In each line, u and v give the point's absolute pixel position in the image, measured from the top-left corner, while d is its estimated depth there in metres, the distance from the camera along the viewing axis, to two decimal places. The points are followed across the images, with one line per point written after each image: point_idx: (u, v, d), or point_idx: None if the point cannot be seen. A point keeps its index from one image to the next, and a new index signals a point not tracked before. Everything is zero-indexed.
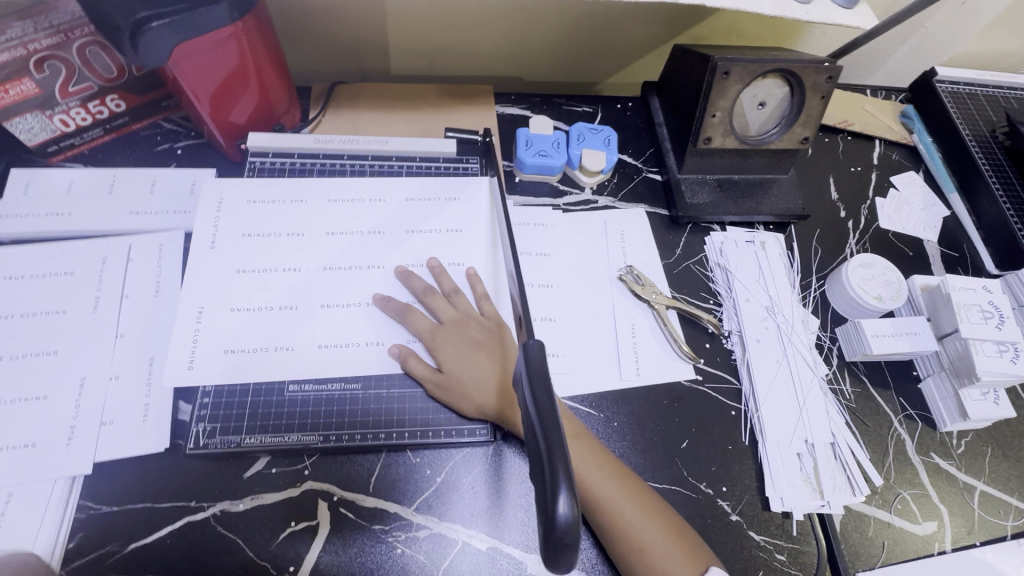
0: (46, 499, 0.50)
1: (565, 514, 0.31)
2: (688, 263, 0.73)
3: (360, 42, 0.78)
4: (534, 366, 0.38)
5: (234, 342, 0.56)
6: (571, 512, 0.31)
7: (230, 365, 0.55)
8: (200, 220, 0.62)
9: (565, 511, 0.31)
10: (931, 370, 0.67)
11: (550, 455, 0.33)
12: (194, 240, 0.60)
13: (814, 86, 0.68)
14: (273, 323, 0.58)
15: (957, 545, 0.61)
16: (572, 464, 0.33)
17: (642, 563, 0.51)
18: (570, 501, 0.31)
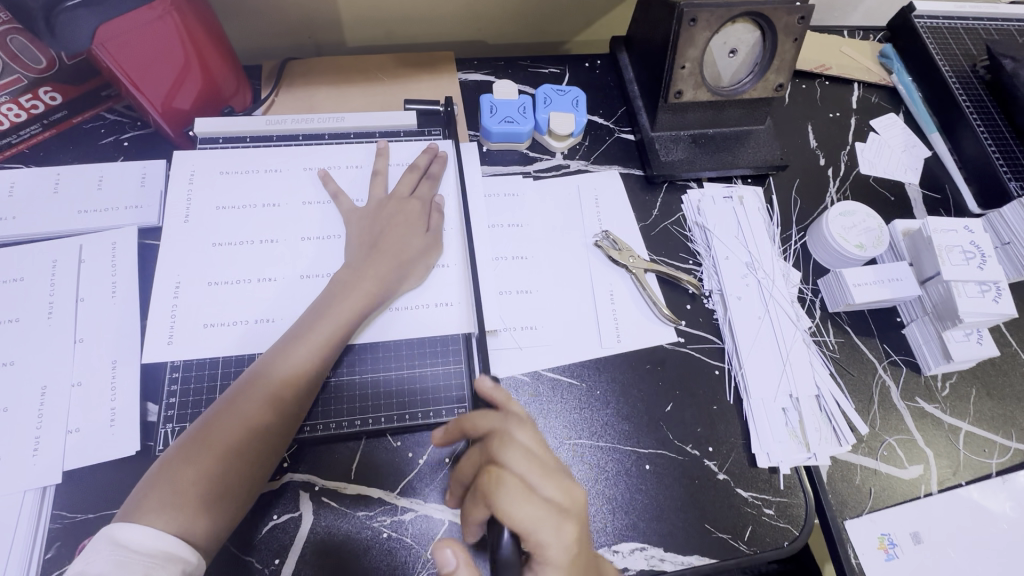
0: (16, 512, 0.48)
1: None
2: (666, 224, 0.71)
3: (308, 13, 0.73)
4: None
5: (214, 317, 0.56)
6: None
7: (209, 339, 0.55)
8: (172, 198, 0.61)
9: None
10: (914, 316, 0.66)
11: None
12: (168, 216, 0.60)
13: (786, 29, 0.65)
14: (252, 295, 0.57)
15: (944, 486, 0.61)
16: None
17: None
18: None
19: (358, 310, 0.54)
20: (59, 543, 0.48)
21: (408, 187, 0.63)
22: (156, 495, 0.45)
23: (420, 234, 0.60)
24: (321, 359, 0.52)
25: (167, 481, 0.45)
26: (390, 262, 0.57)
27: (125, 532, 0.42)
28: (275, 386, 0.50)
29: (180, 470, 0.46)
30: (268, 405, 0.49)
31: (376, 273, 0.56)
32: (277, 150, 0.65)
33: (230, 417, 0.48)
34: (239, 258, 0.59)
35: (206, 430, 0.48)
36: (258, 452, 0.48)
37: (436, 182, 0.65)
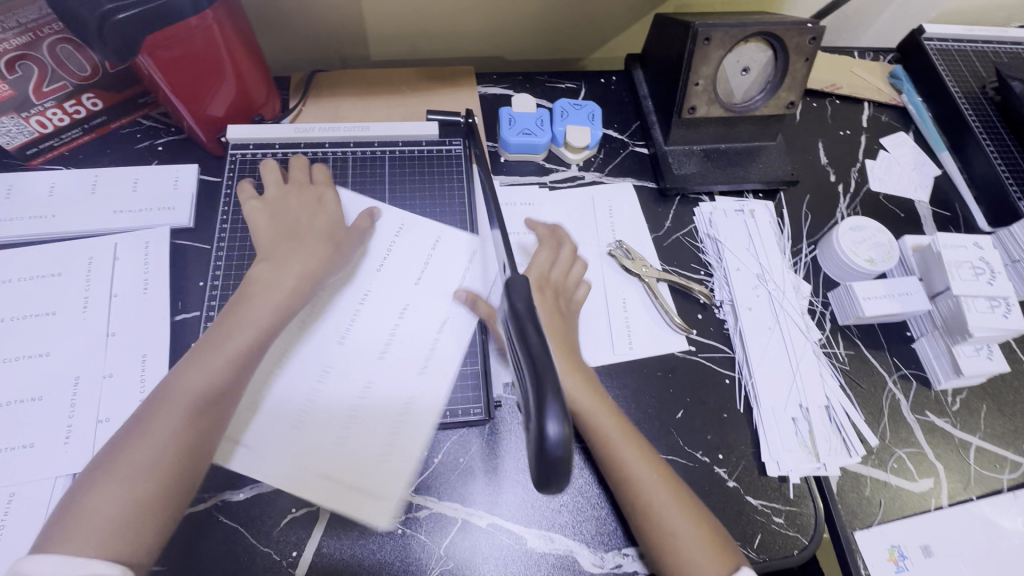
0: (46, 498, 0.50)
1: (556, 433, 0.33)
2: (678, 235, 0.73)
3: (336, 28, 0.77)
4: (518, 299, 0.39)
5: None
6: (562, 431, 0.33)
7: None
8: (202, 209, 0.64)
9: (555, 431, 0.33)
10: (924, 330, 0.67)
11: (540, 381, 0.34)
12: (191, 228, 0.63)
13: (798, 48, 0.67)
14: None
15: (954, 500, 0.61)
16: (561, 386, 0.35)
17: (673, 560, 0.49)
18: (561, 425, 0.33)
19: (245, 320, 0.52)
20: None
21: (392, 196, 0.66)
22: (65, 525, 0.43)
23: (395, 242, 0.63)
24: (182, 371, 0.49)
25: (82, 504, 0.44)
26: (320, 266, 0.57)
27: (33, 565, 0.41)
28: (185, 398, 0.48)
29: (95, 494, 0.44)
30: (168, 418, 0.47)
31: (275, 281, 0.55)
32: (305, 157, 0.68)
33: (143, 431, 0.47)
34: None
35: (119, 451, 0.46)
36: (176, 466, 0.46)
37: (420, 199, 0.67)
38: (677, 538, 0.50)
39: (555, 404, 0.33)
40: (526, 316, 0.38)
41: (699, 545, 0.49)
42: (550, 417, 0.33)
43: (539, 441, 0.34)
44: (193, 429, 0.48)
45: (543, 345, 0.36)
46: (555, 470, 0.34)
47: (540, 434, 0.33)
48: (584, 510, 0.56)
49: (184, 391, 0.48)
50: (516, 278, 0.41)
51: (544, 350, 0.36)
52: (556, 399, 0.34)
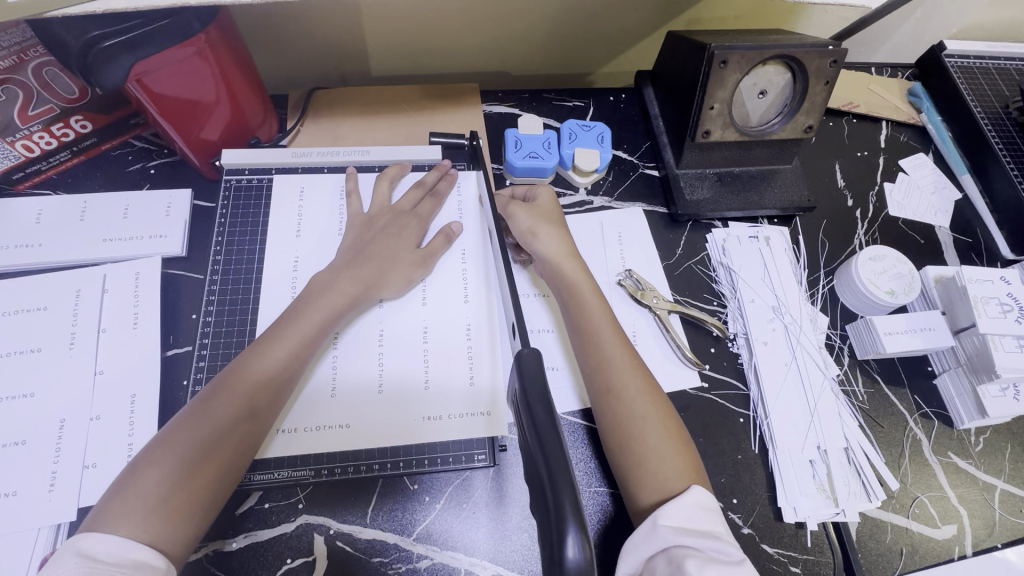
0: (28, 550, 0.48)
1: (576, 557, 0.30)
2: (690, 264, 0.70)
3: (336, 45, 0.74)
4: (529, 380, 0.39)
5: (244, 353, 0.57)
6: (583, 556, 0.31)
7: None
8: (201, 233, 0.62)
9: (575, 553, 0.30)
10: (947, 366, 0.64)
11: (556, 490, 0.33)
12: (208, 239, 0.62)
13: (818, 72, 0.64)
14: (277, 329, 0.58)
15: (978, 548, 0.58)
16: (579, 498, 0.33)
17: (635, 442, 0.51)
18: (581, 545, 0.31)
19: (328, 313, 0.55)
20: None
21: (410, 203, 0.64)
22: (115, 504, 0.43)
23: (408, 251, 0.60)
24: (272, 364, 0.51)
25: (133, 483, 0.44)
26: (372, 269, 0.58)
27: (92, 543, 0.41)
28: (246, 385, 0.50)
29: (144, 471, 0.45)
30: (230, 406, 0.48)
31: (354, 276, 0.57)
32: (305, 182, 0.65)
33: (199, 415, 0.47)
34: (265, 294, 0.60)
35: (175, 433, 0.47)
36: (226, 449, 0.47)
37: (439, 200, 0.65)
38: (643, 425, 0.52)
39: (575, 525, 0.31)
40: (540, 404, 0.37)
41: (663, 446, 0.51)
42: (567, 537, 0.31)
43: (557, 564, 0.31)
44: (247, 419, 0.49)
45: (558, 443, 0.35)
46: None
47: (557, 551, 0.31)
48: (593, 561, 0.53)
49: (247, 381, 0.50)
50: (527, 354, 0.40)
51: (555, 448, 0.34)
52: (574, 512, 0.31)
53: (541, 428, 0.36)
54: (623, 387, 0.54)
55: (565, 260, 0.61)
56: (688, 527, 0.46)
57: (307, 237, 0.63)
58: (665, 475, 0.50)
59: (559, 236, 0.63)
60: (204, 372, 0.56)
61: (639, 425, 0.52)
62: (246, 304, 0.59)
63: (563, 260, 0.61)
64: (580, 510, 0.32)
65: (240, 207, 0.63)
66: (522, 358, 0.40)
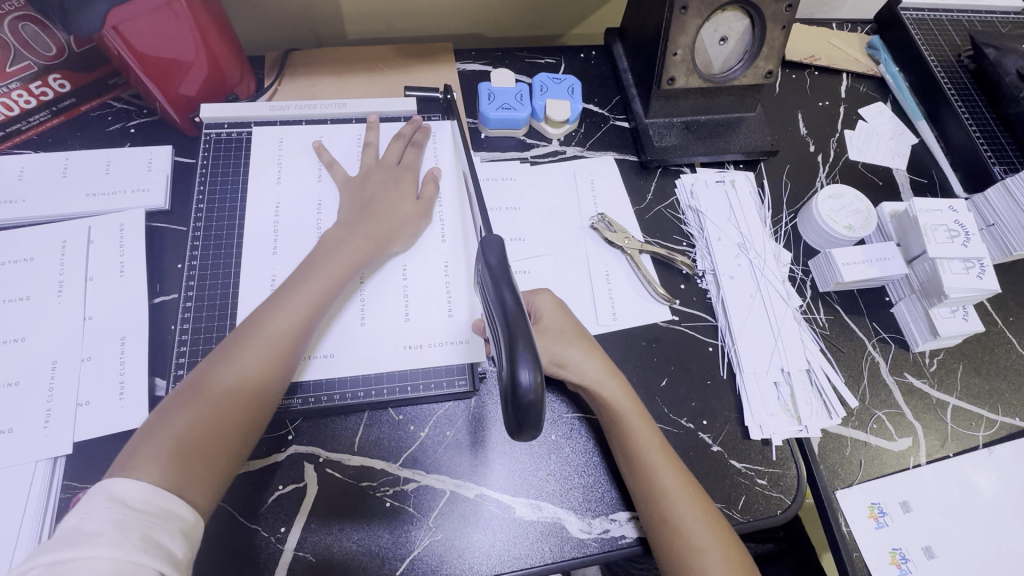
0: (28, 483, 0.50)
1: (528, 382, 0.36)
2: (660, 208, 0.73)
3: (310, 7, 0.75)
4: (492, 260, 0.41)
5: (230, 295, 0.59)
6: (534, 380, 0.36)
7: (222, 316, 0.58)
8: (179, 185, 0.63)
9: (528, 379, 0.36)
10: (902, 294, 0.68)
11: (512, 336, 0.37)
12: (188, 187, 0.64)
13: (774, 17, 0.67)
14: (260, 270, 0.60)
15: (932, 458, 0.63)
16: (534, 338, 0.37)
17: (685, 550, 0.51)
18: (532, 373, 0.36)
19: (345, 269, 0.56)
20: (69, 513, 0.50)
21: (396, 154, 0.66)
22: (144, 449, 0.44)
23: (403, 194, 0.63)
24: (293, 320, 0.52)
25: (153, 442, 0.45)
26: (381, 224, 0.60)
27: (122, 489, 0.41)
28: (267, 340, 0.50)
29: (172, 419, 0.46)
30: (248, 367, 0.49)
31: (367, 232, 0.59)
32: (284, 136, 0.67)
33: (211, 382, 0.48)
34: (250, 240, 0.61)
35: (200, 382, 0.48)
36: (250, 401, 0.48)
37: (418, 148, 0.67)
38: (691, 534, 0.51)
39: (528, 355, 0.36)
40: (499, 272, 0.40)
41: (702, 530, 0.52)
42: (523, 365, 0.36)
43: (513, 388, 0.36)
44: (263, 377, 0.49)
45: (519, 304, 0.38)
46: (527, 414, 0.37)
47: (512, 382, 0.36)
48: (571, 478, 0.56)
49: (258, 348, 0.50)
50: (490, 237, 0.42)
51: (516, 308, 0.38)
52: (529, 350, 0.36)
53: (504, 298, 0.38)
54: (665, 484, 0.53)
55: (603, 380, 0.57)
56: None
57: (288, 186, 0.65)
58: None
59: (591, 353, 0.58)
60: (190, 316, 0.58)
61: (690, 529, 0.51)
62: (229, 251, 0.61)
63: (600, 381, 0.57)
64: (533, 344, 0.37)
65: (221, 160, 0.65)
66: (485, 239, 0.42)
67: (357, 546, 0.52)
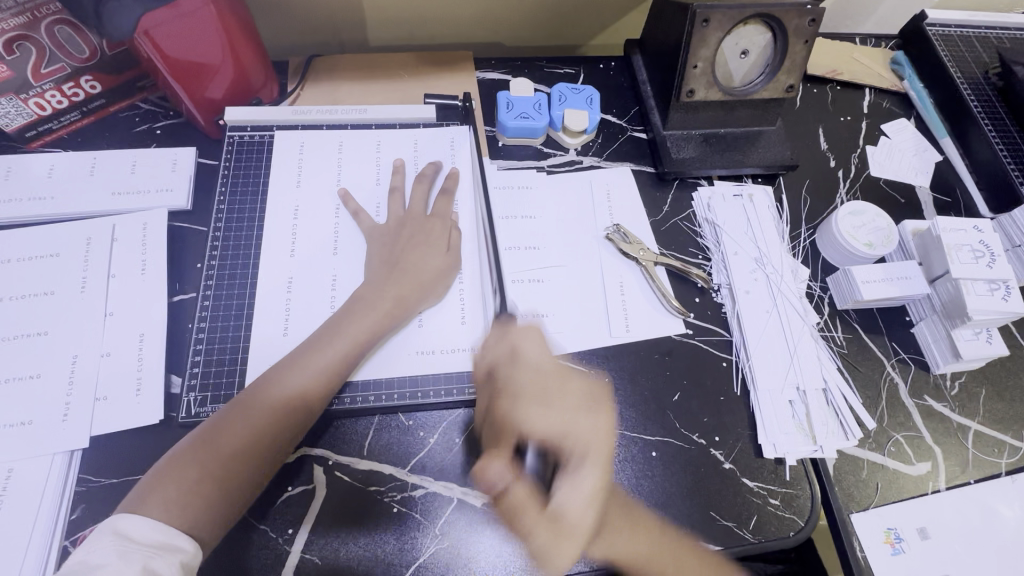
0: (45, 474, 0.50)
1: None
2: (676, 220, 0.72)
3: (333, 13, 0.77)
4: None
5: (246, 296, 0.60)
6: None
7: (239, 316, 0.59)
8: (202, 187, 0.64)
9: None
10: (923, 314, 0.67)
11: None
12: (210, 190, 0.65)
13: (797, 31, 0.66)
14: (279, 272, 0.61)
15: (952, 484, 0.61)
16: None
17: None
18: None
19: (397, 302, 0.57)
20: (84, 505, 0.51)
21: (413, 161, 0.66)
22: (190, 457, 0.48)
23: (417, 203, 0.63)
24: (341, 354, 0.54)
25: (166, 483, 0.46)
26: (420, 245, 0.61)
27: (127, 525, 0.43)
28: (313, 370, 0.53)
29: (219, 433, 0.49)
30: (291, 394, 0.51)
31: (418, 261, 0.60)
32: (304, 141, 0.68)
33: (224, 430, 0.49)
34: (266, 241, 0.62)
35: (249, 400, 0.51)
36: (287, 427, 0.51)
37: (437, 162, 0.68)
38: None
39: None
40: None
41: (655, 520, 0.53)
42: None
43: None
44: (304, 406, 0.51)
45: None
46: None
47: None
48: None
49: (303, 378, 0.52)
50: None
51: None
52: None
53: None
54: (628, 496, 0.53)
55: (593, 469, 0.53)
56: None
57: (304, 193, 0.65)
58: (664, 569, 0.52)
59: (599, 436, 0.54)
60: (208, 315, 0.59)
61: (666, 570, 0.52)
62: (246, 252, 0.62)
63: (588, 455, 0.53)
64: None
65: (244, 162, 0.66)
66: None
67: (363, 549, 0.52)
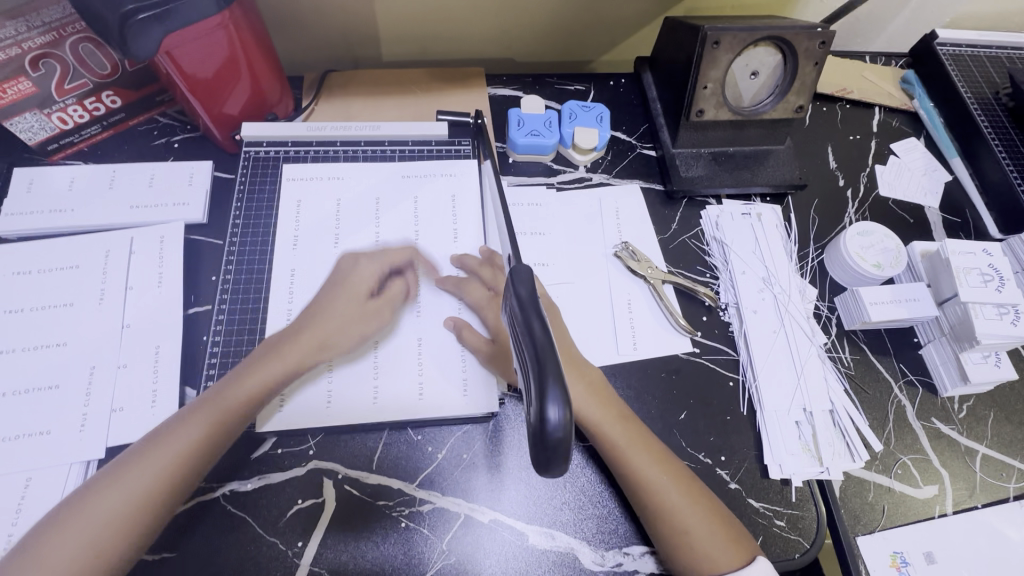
0: (61, 483, 0.51)
1: (556, 419, 0.35)
2: (685, 238, 0.73)
3: (348, 31, 0.78)
4: (525, 301, 0.41)
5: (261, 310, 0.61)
6: (562, 418, 0.35)
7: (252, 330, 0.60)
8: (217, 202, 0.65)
9: (556, 415, 0.35)
10: (931, 336, 0.67)
11: (542, 367, 0.36)
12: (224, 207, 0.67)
13: (807, 53, 0.67)
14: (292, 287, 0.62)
15: (959, 508, 0.61)
16: (562, 374, 0.36)
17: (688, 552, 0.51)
18: (561, 409, 0.35)
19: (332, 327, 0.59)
20: None
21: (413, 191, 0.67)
22: (93, 496, 0.47)
23: None
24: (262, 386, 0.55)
25: (80, 512, 0.46)
26: (370, 271, 0.63)
27: (43, 554, 0.44)
28: (232, 400, 0.53)
29: (122, 472, 0.48)
30: (206, 424, 0.51)
31: (355, 285, 0.62)
32: (318, 156, 0.69)
33: (142, 456, 0.49)
34: (281, 255, 0.64)
35: (160, 437, 0.50)
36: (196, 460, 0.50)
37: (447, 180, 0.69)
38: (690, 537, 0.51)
39: (555, 389, 0.35)
40: (529, 304, 0.41)
41: (681, 503, 0.52)
42: (551, 402, 0.35)
43: (540, 428, 0.35)
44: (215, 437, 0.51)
45: (546, 334, 0.38)
46: (553, 452, 0.35)
47: (539, 416, 0.35)
48: (586, 508, 0.56)
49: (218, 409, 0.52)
50: (521, 269, 0.43)
51: (545, 338, 0.38)
52: (554, 384, 0.35)
53: (535, 331, 0.38)
54: (650, 479, 0.53)
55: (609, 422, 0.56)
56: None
57: (317, 209, 0.67)
58: (693, 553, 0.51)
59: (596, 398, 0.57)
60: (222, 328, 0.60)
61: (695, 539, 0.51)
62: (260, 267, 0.63)
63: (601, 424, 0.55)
64: (563, 379, 0.36)
65: (259, 177, 0.68)
66: (516, 273, 0.43)
67: (371, 564, 0.52)
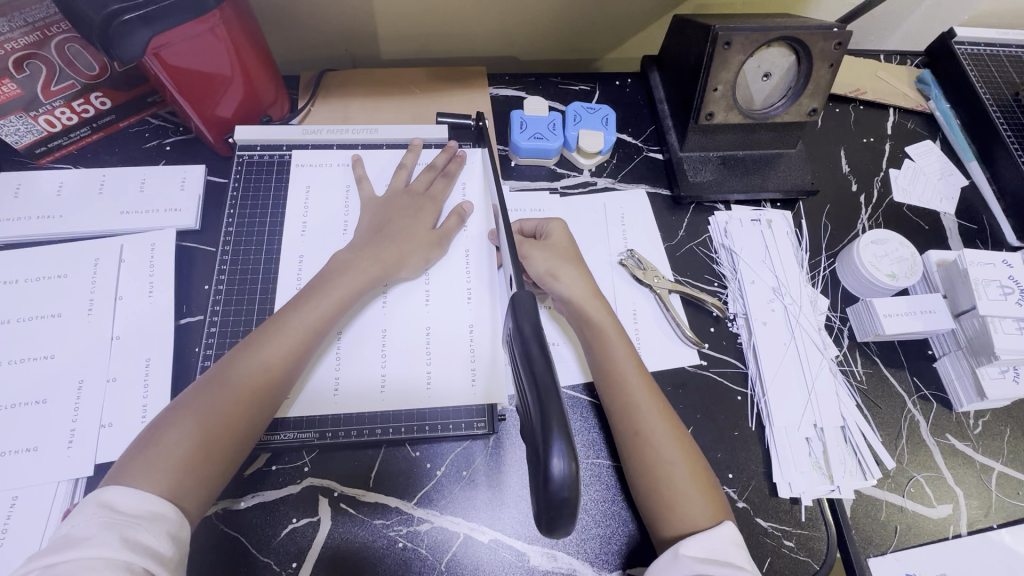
0: (49, 502, 0.50)
1: (562, 472, 0.33)
2: (692, 245, 0.71)
3: (345, 29, 0.75)
4: (526, 333, 0.39)
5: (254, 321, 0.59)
6: (568, 470, 0.33)
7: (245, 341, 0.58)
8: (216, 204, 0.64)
9: (561, 468, 0.33)
10: (947, 349, 0.65)
11: (546, 414, 0.34)
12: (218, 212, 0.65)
13: (822, 54, 0.64)
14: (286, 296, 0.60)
15: (973, 528, 0.59)
16: (567, 420, 0.34)
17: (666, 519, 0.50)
18: (566, 461, 0.33)
19: (364, 282, 0.57)
20: None
21: (424, 184, 0.65)
22: (136, 459, 0.44)
23: (426, 230, 0.62)
24: (306, 330, 0.52)
25: (152, 451, 0.44)
26: (392, 250, 0.59)
27: (114, 495, 0.41)
28: (276, 347, 0.51)
29: (166, 432, 0.45)
30: (246, 380, 0.48)
31: (376, 257, 0.58)
32: (313, 160, 0.67)
33: (215, 391, 0.47)
34: (276, 263, 0.62)
35: (203, 390, 0.48)
36: (243, 415, 0.47)
37: (450, 179, 0.66)
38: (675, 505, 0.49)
39: (560, 439, 0.33)
40: (532, 338, 0.39)
41: (691, 489, 0.50)
42: (555, 454, 0.33)
43: (544, 480, 0.33)
44: (257, 395, 0.49)
45: (550, 373, 0.36)
46: (559, 508, 0.33)
47: (544, 470, 0.33)
48: (589, 528, 0.55)
49: (259, 358, 0.50)
50: (522, 296, 0.41)
51: (548, 378, 0.36)
52: (559, 433, 0.33)
53: (538, 370, 0.36)
54: (666, 460, 0.51)
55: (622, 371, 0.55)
56: (710, 558, 0.46)
57: (313, 216, 0.65)
58: (688, 531, 0.48)
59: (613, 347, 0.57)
60: (214, 339, 0.58)
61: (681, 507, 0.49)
62: (254, 275, 0.61)
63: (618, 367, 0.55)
64: (567, 427, 0.34)
65: (253, 182, 0.66)
66: (517, 301, 0.41)
67: None
